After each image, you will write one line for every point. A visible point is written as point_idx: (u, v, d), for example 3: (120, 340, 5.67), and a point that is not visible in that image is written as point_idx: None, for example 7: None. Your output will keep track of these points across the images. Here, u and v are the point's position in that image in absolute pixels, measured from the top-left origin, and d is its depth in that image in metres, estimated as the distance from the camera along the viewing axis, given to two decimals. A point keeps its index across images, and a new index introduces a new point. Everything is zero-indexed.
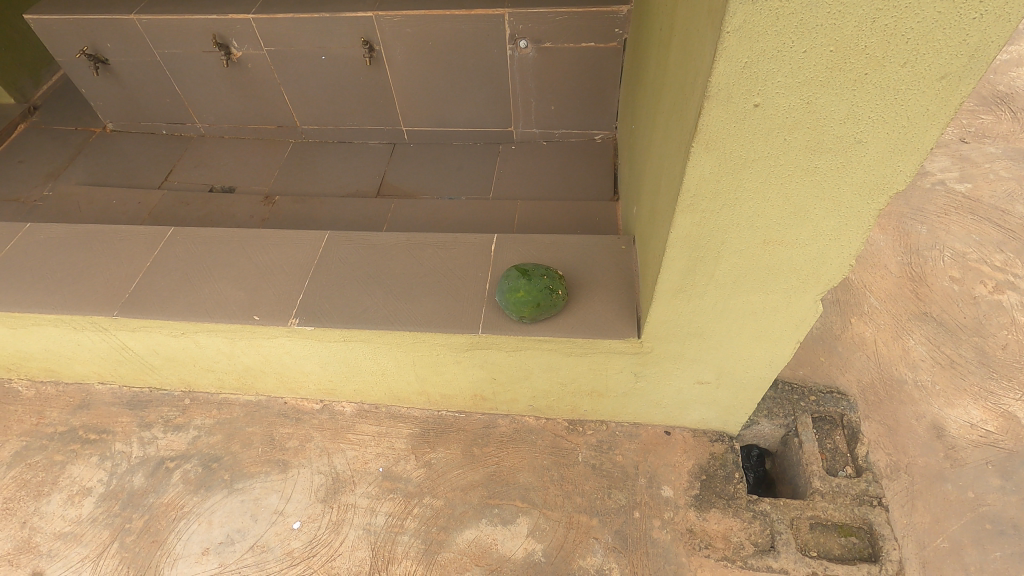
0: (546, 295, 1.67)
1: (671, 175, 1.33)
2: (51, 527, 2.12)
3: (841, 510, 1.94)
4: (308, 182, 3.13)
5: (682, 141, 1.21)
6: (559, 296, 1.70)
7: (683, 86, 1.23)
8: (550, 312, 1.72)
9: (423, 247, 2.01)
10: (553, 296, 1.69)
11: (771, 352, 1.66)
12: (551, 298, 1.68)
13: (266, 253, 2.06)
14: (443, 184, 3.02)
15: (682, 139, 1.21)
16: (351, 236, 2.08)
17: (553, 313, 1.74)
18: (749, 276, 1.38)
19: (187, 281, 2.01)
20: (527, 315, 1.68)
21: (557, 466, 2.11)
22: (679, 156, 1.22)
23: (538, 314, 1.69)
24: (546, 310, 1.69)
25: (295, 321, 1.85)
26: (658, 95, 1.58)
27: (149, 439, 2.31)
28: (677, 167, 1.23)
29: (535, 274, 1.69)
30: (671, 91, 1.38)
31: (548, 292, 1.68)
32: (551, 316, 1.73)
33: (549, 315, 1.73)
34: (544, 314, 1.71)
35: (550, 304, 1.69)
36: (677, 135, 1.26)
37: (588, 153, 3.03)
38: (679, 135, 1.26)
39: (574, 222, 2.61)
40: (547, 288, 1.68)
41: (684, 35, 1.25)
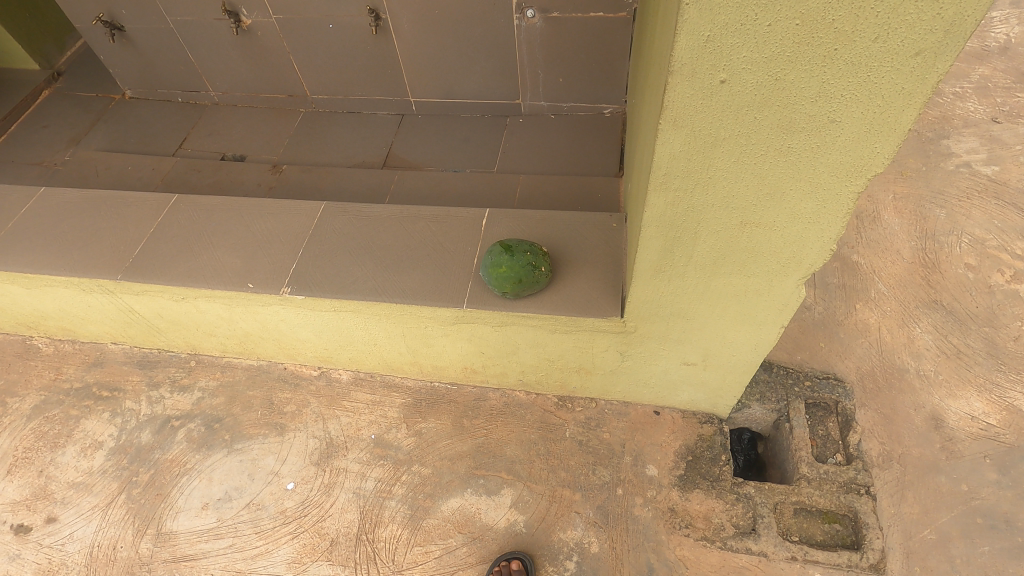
0: (528, 275, 1.66)
1: (647, 154, 1.32)
2: (65, 477, 2.25)
3: (827, 497, 1.92)
4: (316, 152, 3.14)
5: (654, 117, 1.19)
6: (542, 274, 1.69)
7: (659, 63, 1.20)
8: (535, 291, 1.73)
9: (415, 220, 2.02)
10: (536, 275, 1.68)
11: (755, 335, 1.63)
12: (534, 279, 1.68)
13: (264, 222, 2.09)
14: (449, 156, 2.99)
15: (654, 117, 1.19)
16: (347, 207, 2.09)
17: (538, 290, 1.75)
18: (729, 258, 1.36)
19: (188, 247, 2.06)
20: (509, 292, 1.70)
21: (544, 441, 2.14)
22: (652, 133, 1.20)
23: (521, 292, 1.70)
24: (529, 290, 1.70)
25: (287, 290, 1.89)
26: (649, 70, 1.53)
27: (157, 399, 2.42)
28: (651, 144, 1.22)
29: (518, 251, 1.67)
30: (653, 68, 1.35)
31: (531, 272, 1.66)
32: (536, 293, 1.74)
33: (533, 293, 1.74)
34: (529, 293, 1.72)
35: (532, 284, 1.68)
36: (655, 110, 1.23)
37: (596, 128, 2.96)
38: (654, 114, 1.24)
39: (574, 197, 2.57)
40: (530, 266, 1.66)
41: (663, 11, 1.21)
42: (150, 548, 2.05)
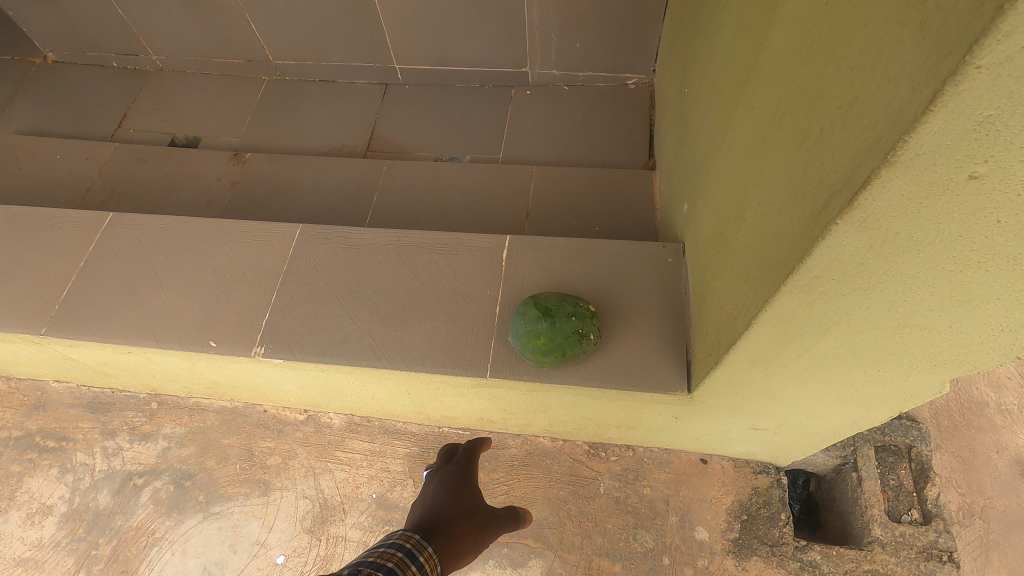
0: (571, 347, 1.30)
1: (760, 222, 0.92)
2: (10, 551, 1.91)
3: (904, 565, 1.69)
4: (285, 134, 2.63)
5: (793, 186, 0.79)
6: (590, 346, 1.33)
7: (800, 103, 0.79)
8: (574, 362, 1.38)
9: (418, 252, 1.60)
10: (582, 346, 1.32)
11: (856, 415, 1.30)
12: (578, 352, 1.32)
13: (224, 253, 1.65)
14: (445, 139, 2.52)
15: (793, 186, 0.80)
16: (328, 232, 1.65)
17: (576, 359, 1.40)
18: (859, 355, 1.00)
19: (129, 289, 1.63)
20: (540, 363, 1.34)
21: (575, 499, 1.85)
22: (787, 209, 0.81)
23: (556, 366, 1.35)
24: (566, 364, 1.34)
25: (259, 351, 1.50)
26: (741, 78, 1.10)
27: (114, 451, 2.05)
28: (782, 222, 0.83)
29: (562, 313, 1.31)
30: (767, 94, 0.94)
31: (574, 344, 1.30)
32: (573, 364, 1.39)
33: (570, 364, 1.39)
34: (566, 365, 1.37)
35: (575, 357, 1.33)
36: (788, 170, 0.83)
37: (618, 102, 2.49)
38: (782, 174, 0.84)
39: (600, 196, 2.15)
40: (576, 336, 1.30)
41: (805, 21, 0.79)
42: None
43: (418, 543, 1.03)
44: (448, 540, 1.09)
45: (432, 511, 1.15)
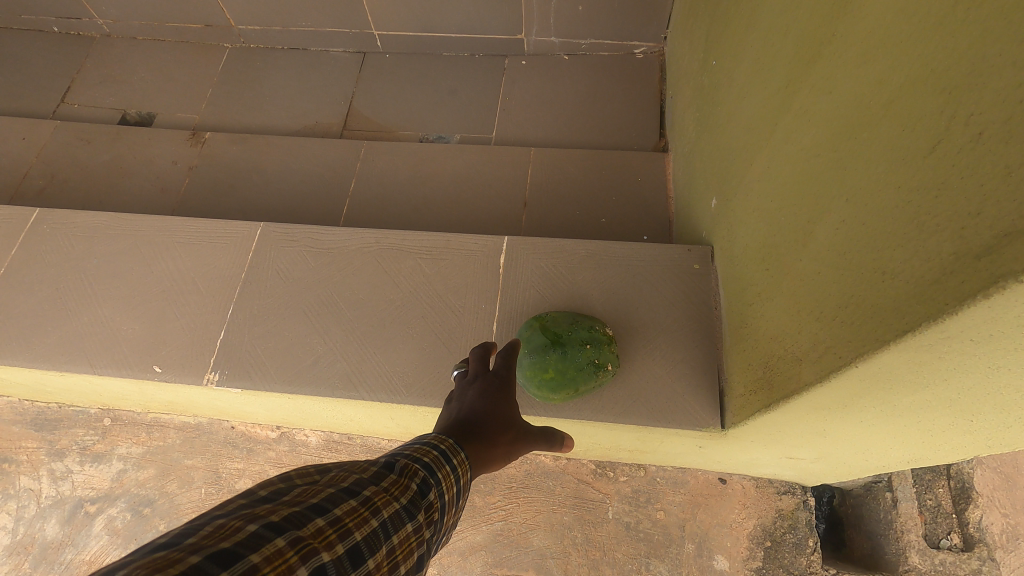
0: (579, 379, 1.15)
1: (842, 249, 0.71)
2: None
3: None
4: (250, 110, 2.34)
5: (910, 214, 0.58)
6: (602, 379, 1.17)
7: (930, 93, 0.57)
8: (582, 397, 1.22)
9: (400, 257, 1.36)
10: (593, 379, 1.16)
11: (918, 454, 1.11)
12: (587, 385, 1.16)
13: (171, 258, 1.41)
14: (431, 116, 2.25)
15: (910, 214, 0.58)
16: (294, 232, 1.41)
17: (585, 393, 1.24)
18: (949, 409, 0.81)
19: (59, 302, 1.38)
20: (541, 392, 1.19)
21: (581, 525, 1.67)
22: (898, 244, 0.60)
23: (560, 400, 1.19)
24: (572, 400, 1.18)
25: (212, 378, 1.27)
26: (801, 56, 0.87)
27: (62, 474, 1.83)
28: (887, 258, 0.61)
29: (575, 336, 1.17)
30: (854, 77, 0.71)
31: (583, 375, 1.15)
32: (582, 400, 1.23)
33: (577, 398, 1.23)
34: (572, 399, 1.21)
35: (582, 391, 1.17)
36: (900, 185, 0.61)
37: (624, 73, 2.23)
38: (885, 192, 0.63)
39: (606, 183, 1.91)
40: (587, 367, 1.15)
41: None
42: None
43: (451, 443, 0.78)
44: (481, 451, 0.82)
45: (467, 407, 0.89)
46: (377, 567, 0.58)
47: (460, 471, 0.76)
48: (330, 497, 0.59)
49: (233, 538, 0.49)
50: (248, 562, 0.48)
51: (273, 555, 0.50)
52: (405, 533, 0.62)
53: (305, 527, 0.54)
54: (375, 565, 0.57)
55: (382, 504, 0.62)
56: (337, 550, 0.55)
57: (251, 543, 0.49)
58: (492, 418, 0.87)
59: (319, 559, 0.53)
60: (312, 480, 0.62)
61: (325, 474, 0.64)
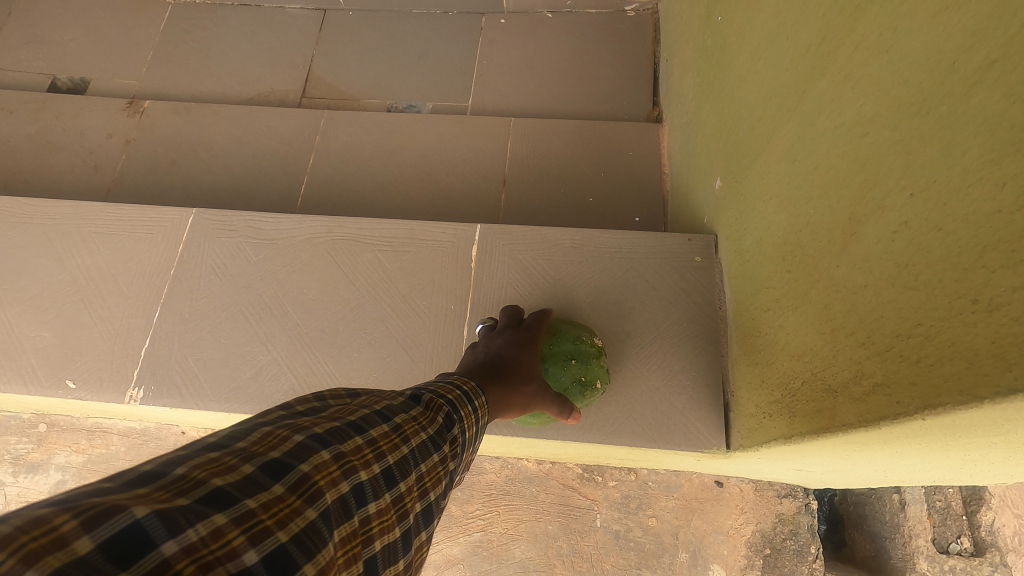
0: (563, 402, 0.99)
1: (904, 260, 0.55)
2: None
3: None
4: (197, 75, 2.09)
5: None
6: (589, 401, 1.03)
7: None
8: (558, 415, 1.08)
9: (356, 249, 1.18)
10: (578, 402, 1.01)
11: (950, 477, 0.97)
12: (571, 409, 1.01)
13: (88, 252, 1.21)
14: (400, 82, 2.02)
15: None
16: (233, 220, 1.21)
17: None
18: (1010, 452, 0.66)
19: None
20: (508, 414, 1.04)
21: (566, 535, 1.53)
22: (1001, 267, 0.43)
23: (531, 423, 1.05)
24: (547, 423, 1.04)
25: (135, 395, 1.10)
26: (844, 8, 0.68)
27: None
28: (982, 284, 0.45)
29: (561, 351, 0.99)
30: (927, 37, 0.53)
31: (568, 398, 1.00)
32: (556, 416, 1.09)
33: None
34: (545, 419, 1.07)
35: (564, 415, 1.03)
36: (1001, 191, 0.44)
37: (614, 33, 2.01)
38: (981, 192, 0.46)
39: (594, 158, 1.72)
40: (574, 388, 0.99)
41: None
42: None
43: (472, 386, 0.76)
44: (502, 390, 0.82)
45: (494, 353, 0.91)
46: (408, 491, 0.57)
47: (478, 416, 0.74)
48: (364, 419, 0.58)
49: (283, 447, 0.48)
50: (298, 473, 0.47)
51: (321, 466, 0.49)
52: (430, 464, 0.61)
53: (346, 443, 0.53)
54: (405, 489, 0.56)
55: (411, 434, 0.60)
56: (374, 469, 0.53)
57: (300, 453, 0.48)
58: (516, 366, 0.89)
59: (358, 477, 0.51)
60: (344, 403, 0.61)
61: (356, 398, 0.63)
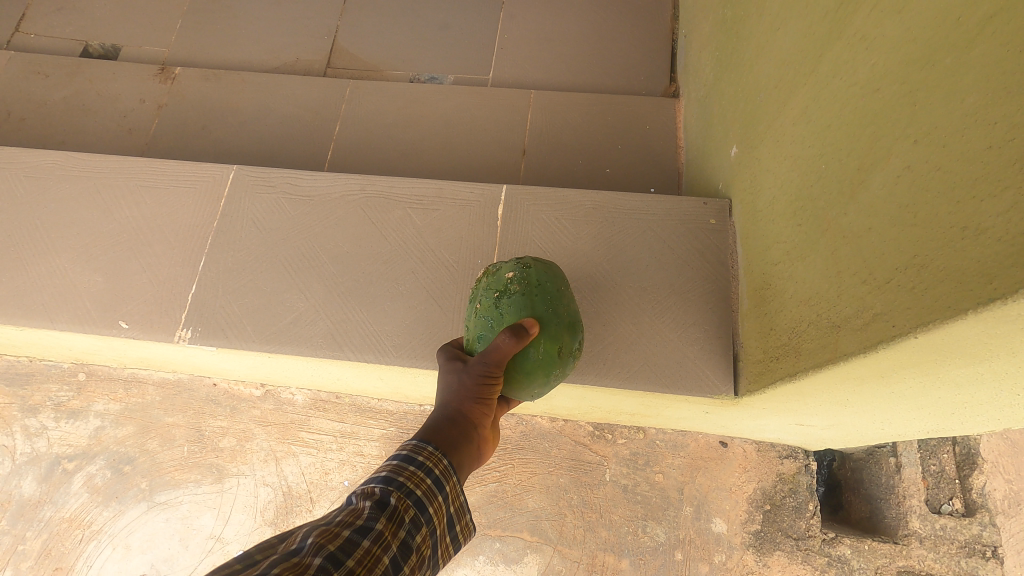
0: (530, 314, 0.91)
1: (906, 201, 0.61)
2: None
3: (943, 561, 1.51)
4: (224, 44, 2.14)
5: (1014, 159, 0.47)
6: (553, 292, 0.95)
7: None
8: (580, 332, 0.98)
9: (388, 207, 1.25)
10: (541, 300, 0.93)
11: (944, 426, 1.04)
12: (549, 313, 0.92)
13: (135, 204, 1.28)
14: (423, 54, 2.07)
15: (1008, 158, 0.48)
16: (271, 176, 1.28)
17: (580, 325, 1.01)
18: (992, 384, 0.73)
19: (13, 250, 1.26)
20: (542, 388, 0.94)
21: (577, 487, 1.62)
22: (992, 195, 0.50)
23: (563, 364, 0.93)
24: (570, 341, 0.94)
25: (184, 335, 1.18)
26: None
27: (37, 431, 1.75)
28: (975, 214, 0.51)
29: (477, 306, 0.95)
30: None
31: (529, 309, 0.91)
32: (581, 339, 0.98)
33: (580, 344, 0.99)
34: (576, 349, 0.96)
35: (559, 322, 0.93)
36: (999, 124, 0.49)
37: (633, 10, 2.04)
38: (977, 131, 0.52)
39: (611, 131, 1.77)
40: (517, 299, 0.92)
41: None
42: None
43: (406, 453, 0.76)
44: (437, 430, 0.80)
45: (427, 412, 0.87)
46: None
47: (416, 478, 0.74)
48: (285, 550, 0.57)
49: None
50: None
51: None
52: (362, 551, 0.61)
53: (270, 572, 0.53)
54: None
55: (336, 536, 0.60)
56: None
57: None
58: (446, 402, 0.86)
59: None
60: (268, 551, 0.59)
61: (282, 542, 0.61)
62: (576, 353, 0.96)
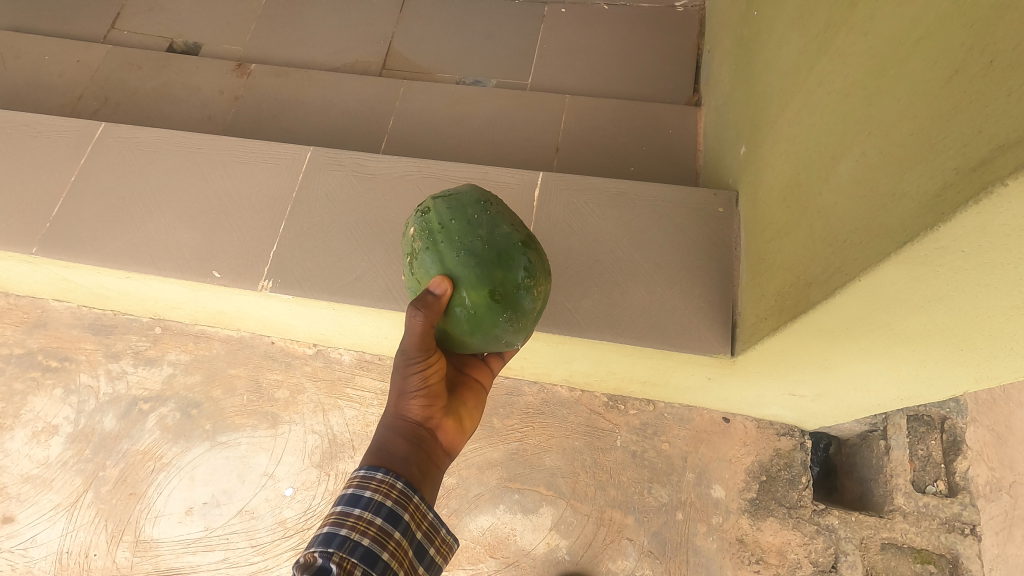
0: (442, 273, 1.01)
1: (860, 178, 0.79)
2: (18, 468, 1.91)
3: (924, 535, 1.65)
4: (292, 45, 2.40)
5: (925, 140, 0.65)
6: (457, 235, 1.02)
7: (954, 29, 0.63)
8: (522, 257, 1.03)
9: (441, 186, 1.46)
10: (447, 251, 1.01)
11: (915, 392, 1.20)
12: (460, 263, 1.00)
13: (227, 175, 1.52)
14: (469, 60, 2.29)
15: (926, 137, 0.65)
16: (342, 156, 1.51)
17: (526, 246, 1.05)
18: (946, 336, 0.89)
19: (125, 209, 1.50)
20: (507, 329, 1.04)
21: (590, 450, 1.80)
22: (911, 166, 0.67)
23: (512, 300, 1.02)
24: (506, 274, 1.01)
25: (266, 285, 1.40)
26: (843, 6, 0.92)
27: (118, 374, 2.00)
28: (900, 182, 0.69)
29: (411, 284, 1.10)
30: (893, 19, 0.76)
31: (438, 266, 1.01)
32: (527, 262, 1.03)
33: (533, 266, 1.04)
34: (527, 279, 1.03)
35: (480, 264, 1.00)
36: (920, 116, 0.67)
37: (663, 26, 2.24)
38: (906, 121, 0.70)
39: (636, 134, 1.97)
40: (429, 260, 1.03)
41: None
42: (128, 558, 1.79)
43: (358, 493, 0.92)
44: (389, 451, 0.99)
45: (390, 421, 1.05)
46: None
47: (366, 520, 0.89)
48: None
49: None
50: None
51: None
52: None
53: None
54: None
55: None
56: None
57: None
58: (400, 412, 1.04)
59: None
60: None
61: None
62: (528, 282, 1.03)
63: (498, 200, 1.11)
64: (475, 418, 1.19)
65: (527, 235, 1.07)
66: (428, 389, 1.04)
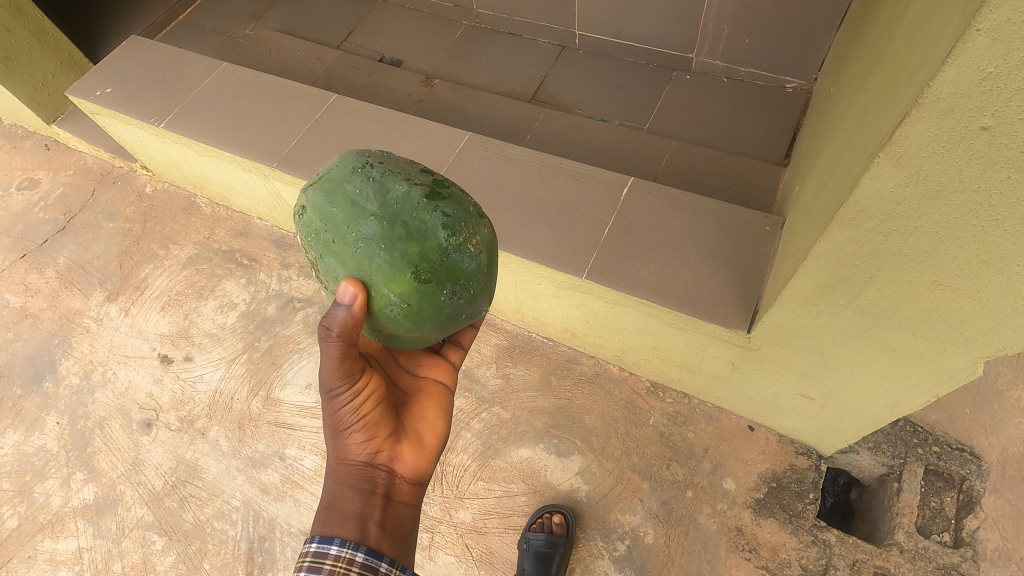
0: (353, 277, 1.15)
1: (836, 179, 1.14)
2: (204, 325, 2.61)
3: (916, 573, 1.76)
4: (467, 72, 3.07)
5: (864, 142, 1.01)
6: (350, 234, 1.15)
7: (891, 76, 0.99)
8: (431, 216, 1.17)
9: (555, 173, 1.94)
10: (347, 253, 1.15)
11: (899, 396, 1.44)
12: (364, 257, 1.14)
13: (408, 141, 2.12)
14: (601, 102, 2.82)
15: (865, 142, 1.01)
16: (489, 143, 2.05)
17: (431, 203, 1.19)
18: (900, 312, 1.17)
19: (337, 150, 2.15)
20: (454, 295, 1.21)
21: (625, 421, 2.12)
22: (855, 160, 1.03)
23: (445, 267, 1.18)
24: (422, 246, 1.16)
25: None
26: (865, 72, 1.29)
27: (285, 278, 2.67)
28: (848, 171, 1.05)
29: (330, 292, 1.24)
30: (876, 76, 1.13)
31: (343, 268, 1.16)
32: (441, 221, 1.18)
33: (449, 220, 1.19)
34: (450, 237, 1.18)
35: (391, 250, 1.14)
36: (867, 131, 1.03)
37: (771, 102, 2.62)
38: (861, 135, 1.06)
39: (723, 179, 2.35)
40: (331, 264, 1.17)
41: (913, 15, 0.99)
42: (259, 407, 2.37)
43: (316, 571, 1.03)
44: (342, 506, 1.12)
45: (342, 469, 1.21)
46: None
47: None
48: None
49: None
50: None
51: None
52: None
53: None
54: None
55: None
56: None
57: None
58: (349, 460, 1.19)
59: None
60: None
61: None
62: (453, 241, 1.18)
63: (375, 162, 1.24)
64: (437, 431, 1.35)
65: (427, 186, 1.21)
66: (362, 422, 1.19)
